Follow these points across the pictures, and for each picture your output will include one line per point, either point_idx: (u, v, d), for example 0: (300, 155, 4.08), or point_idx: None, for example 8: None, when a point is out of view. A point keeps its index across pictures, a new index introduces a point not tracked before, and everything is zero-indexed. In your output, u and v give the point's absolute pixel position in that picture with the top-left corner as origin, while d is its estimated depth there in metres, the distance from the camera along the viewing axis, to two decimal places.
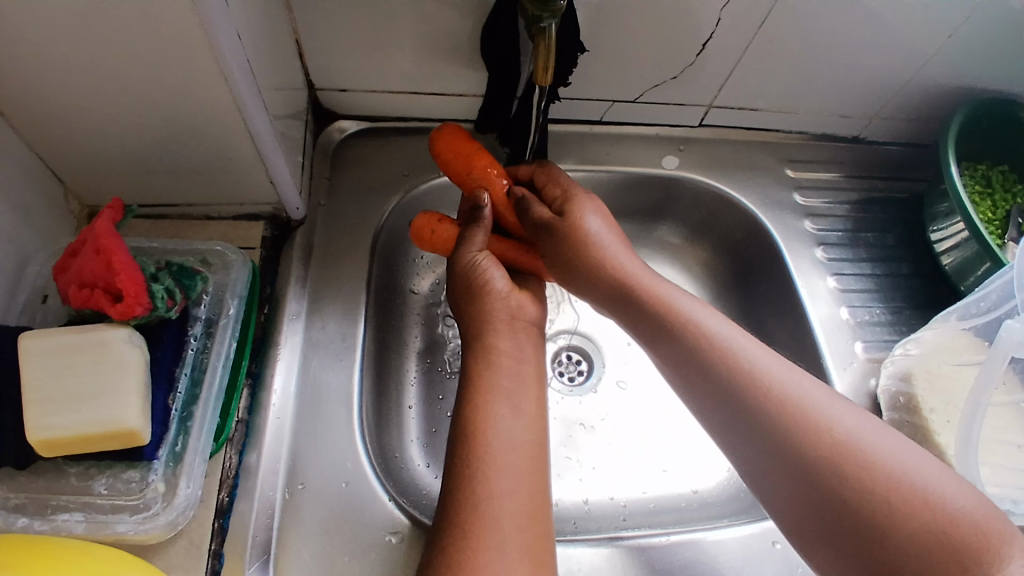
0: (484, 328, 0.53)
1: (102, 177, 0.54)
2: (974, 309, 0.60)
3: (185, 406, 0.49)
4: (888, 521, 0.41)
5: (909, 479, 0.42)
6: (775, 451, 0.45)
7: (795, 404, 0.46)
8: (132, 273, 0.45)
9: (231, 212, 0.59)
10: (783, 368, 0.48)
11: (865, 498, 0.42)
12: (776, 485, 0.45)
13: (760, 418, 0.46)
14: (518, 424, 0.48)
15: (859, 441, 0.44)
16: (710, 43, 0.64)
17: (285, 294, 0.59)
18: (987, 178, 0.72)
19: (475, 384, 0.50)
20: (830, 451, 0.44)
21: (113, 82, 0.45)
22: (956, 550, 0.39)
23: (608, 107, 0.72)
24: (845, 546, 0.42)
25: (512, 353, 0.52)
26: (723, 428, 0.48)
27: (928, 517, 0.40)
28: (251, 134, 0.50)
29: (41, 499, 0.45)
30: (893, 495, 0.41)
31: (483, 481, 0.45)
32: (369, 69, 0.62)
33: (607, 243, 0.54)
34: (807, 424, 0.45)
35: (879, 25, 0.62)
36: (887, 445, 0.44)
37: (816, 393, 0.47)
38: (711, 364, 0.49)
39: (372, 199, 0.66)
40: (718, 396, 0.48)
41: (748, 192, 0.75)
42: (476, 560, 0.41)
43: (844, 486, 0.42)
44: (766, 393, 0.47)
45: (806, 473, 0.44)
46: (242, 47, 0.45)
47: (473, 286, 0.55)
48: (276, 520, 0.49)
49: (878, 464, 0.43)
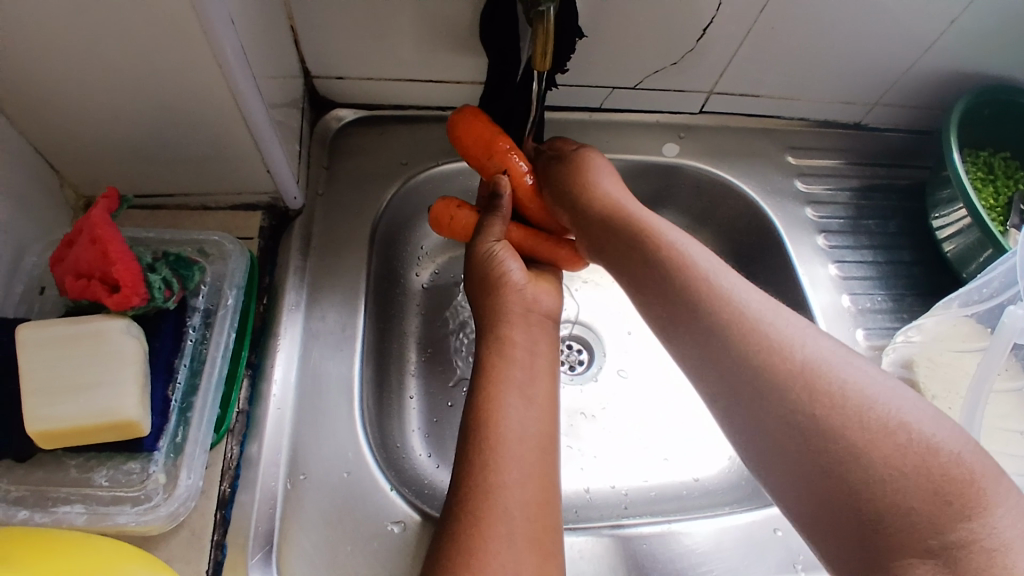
0: (500, 320, 0.53)
1: (99, 168, 0.54)
2: (976, 296, 0.60)
3: (185, 397, 0.48)
4: (867, 453, 0.39)
5: (886, 411, 0.41)
6: (754, 384, 0.44)
7: (772, 335, 0.45)
8: (129, 263, 0.44)
9: (228, 201, 0.59)
10: (759, 300, 0.48)
11: (840, 426, 0.41)
12: (743, 409, 0.45)
13: (733, 349, 0.46)
14: (529, 416, 0.48)
15: (834, 367, 0.43)
16: (711, 28, 0.63)
17: (283, 284, 0.58)
18: (989, 164, 0.71)
19: (488, 379, 0.49)
20: (804, 378, 0.43)
21: (107, 71, 0.44)
22: (935, 486, 0.38)
23: (608, 94, 0.71)
24: (815, 476, 0.41)
25: (526, 345, 0.52)
26: (696, 363, 0.48)
27: (905, 448, 0.39)
28: (247, 122, 0.50)
29: (42, 491, 0.45)
30: (868, 424, 0.40)
31: (492, 470, 0.44)
32: (366, 56, 0.61)
33: (604, 178, 0.58)
34: (787, 356, 0.44)
35: (883, 9, 0.61)
36: (865, 375, 0.43)
37: (791, 324, 0.46)
38: (690, 297, 0.49)
39: (370, 188, 0.65)
40: (691, 328, 0.48)
41: (749, 179, 0.74)
42: (487, 550, 0.41)
43: (819, 415, 0.41)
44: (735, 320, 0.46)
45: (779, 402, 0.43)
46: (237, 34, 0.44)
47: (490, 276, 0.55)
48: (278, 511, 0.49)
49: (864, 403, 0.41)
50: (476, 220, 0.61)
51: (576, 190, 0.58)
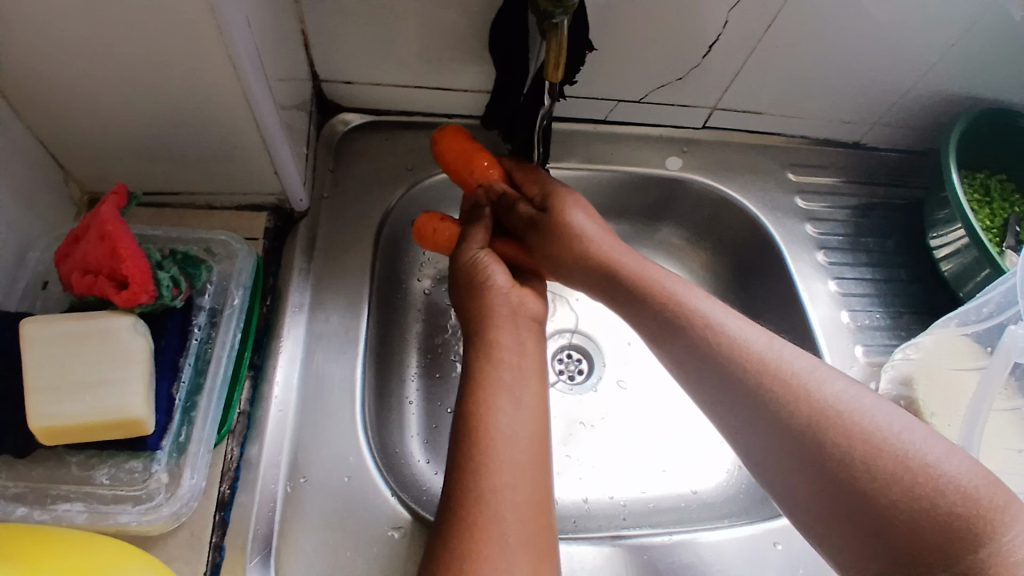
0: (486, 323, 0.53)
1: (106, 164, 0.54)
2: (974, 315, 0.60)
3: (189, 396, 0.48)
4: (880, 492, 0.41)
5: (896, 449, 0.42)
6: (767, 422, 0.46)
7: (781, 375, 0.47)
8: (139, 260, 0.44)
9: (233, 202, 0.59)
10: (762, 337, 0.49)
11: (852, 467, 0.42)
12: (759, 448, 0.46)
13: (747, 390, 0.47)
14: (517, 418, 0.48)
15: (844, 411, 0.44)
16: (717, 45, 0.64)
17: (287, 286, 0.58)
18: (985, 186, 0.73)
19: (477, 382, 0.49)
20: (814, 419, 0.44)
21: (120, 68, 0.44)
22: (944, 521, 0.39)
23: (613, 106, 0.72)
24: (835, 516, 0.42)
25: (513, 348, 0.52)
26: (710, 401, 0.49)
27: (913, 486, 0.40)
28: (258, 123, 0.50)
29: (41, 488, 0.44)
30: (878, 458, 0.42)
31: (483, 473, 0.44)
32: (375, 62, 0.62)
33: (592, 234, 0.56)
34: (796, 399, 0.45)
35: (885, 31, 0.62)
36: (874, 412, 0.44)
37: (800, 362, 0.47)
38: (695, 337, 0.50)
39: (375, 192, 0.65)
40: (699, 367, 0.50)
41: (751, 194, 0.75)
42: (481, 551, 0.41)
43: (834, 459, 0.43)
44: (746, 361, 0.48)
45: (793, 443, 0.44)
46: (251, 34, 0.44)
47: (475, 283, 0.56)
48: (278, 513, 0.49)
49: (872, 439, 0.43)
50: (459, 231, 0.61)
51: (561, 250, 0.57)
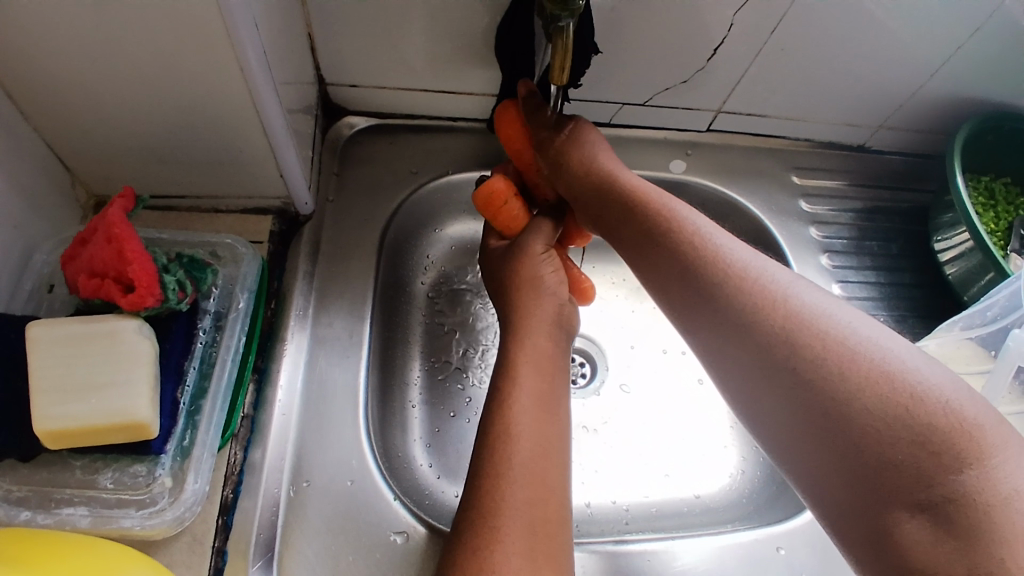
0: (529, 321, 0.55)
1: (112, 167, 0.54)
2: (979, 319, 0.60)
3: (193, 400, 0.48)
4: (852, 398, 0.39)
5: (873, 358, 0.40)
6: (739, 328, 0.45)
7: (759, 286, 0.46)
8: (145, 264, 0.44)
9: (239, 205, 0.59)
10: (746, 254, 0.49)
11: (825, 371, 0.41)
12: (730, 359, 0.46)
13: (723, 303, 0.47)
14: (540, 423, 0.48)
15: (821, 319, 0.43)
16: (722, 49, 0.64)
17: (291, 289, 0.58)
18: (990, 190, 0.72)
19: (506, 385, 0.50)
20: (789, 326, 0.44)
21: (128, 72, 0.45)
22: (923, 434, 0.37)
23: (617, 110, 0.72)
24: (805, 423, 0.41)
25: (543, 347, 0.53)
26: (688, 316, 0.49)
27: (891, 395, 0.39)
28: (264, 126, 0.50)
29: (44, 493, 0.44)
30: (855, 367, 0.40)
31: (502, 479, 0.44)
32: (381, 66, 0.62)
33: (599, 150, 0.58)
34: (772, 308, 0.45)
35: (891, 33, 0.62)
36: (855, 323, 0.43)
37: (781, 277, 0.47)
38: (679, 258, 0.50)
39: (379, 196, 0.65)
40: (681, 284, 0.49)
41: (754, 198, 0.75)
42: (500, 560, 0.41)
43: (807, 368, 0.42)
44: (724, 274, 0.47)
45: (766, 353, 0.44)
46: (260, 38, 0.44)
47: (531, 275, 0.57)
48: (281, 517, 0.49)
49: (849, 348, 0.41)
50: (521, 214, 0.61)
51: (570, 160, 0.58)
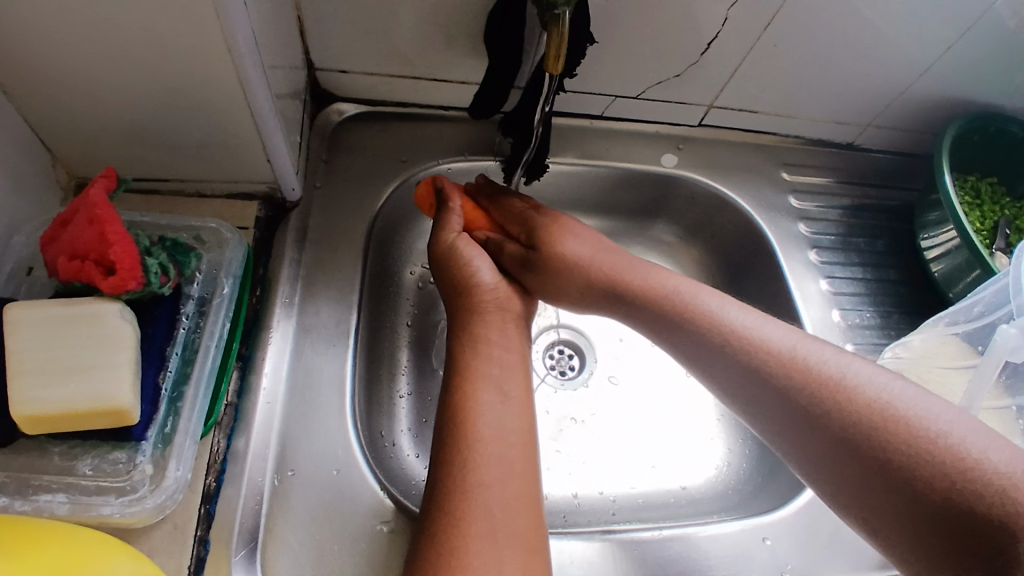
0: (475, 317, 0.55)
1: (94, 148, 0.52)
2: (965, 315, 0.61)
3: (175, 385, 0.47)
4: (896, 471, 0.41)
5: (920, 430, 0.42)
6: (771, 393, 0.48)
7: (795, 361, 0.48)
8: (128, 245, 0.43)
9: (225, 190, 0.58)
10: (758, 320, 0.52)
11: (871, 441, 0.43)
12: (763, 416, 0.49)
13: (765, 376, 0.49)
14: (501, 405, 0.48)
15: (857, 386, 0.45)
16: (716, 43, 0.63)
17: (278, 275, 0.57)
18: (976, 189, 0.73)
19: (461, 371, 0.50)
20: (826, 393, 0.46)
21: (111, 50, 0.43)
22: (979, 504, 0.38)
23: (609, 102, 0.72)
24: (854, 491, 0.43)
25: (500, 342, 0.53)
26: (729, 388, 0.51)
27: (942, 467, 0.40)
28: (251, 109, 0.49)
29: (22, 478, 0.43)
30: (904, 438, 0.42)
31: (461, 463, 0.44)
32: (372, 52, 0.61)
33: (586, 254, 0.59)
34: (806, 373, 0.47)
35: (884, 32, 0.62)
36: (891, 390, 0.45)
37: (818, 348, 0.49)
38: (713, 334, 0.52)
39: (368, 184, 0.65)
40: (720, 359, 0.51)
41: (744, 192, 0.75)
42: (468, 547, 0.40)
43: (850, 441, 0.44)
44: (762, 349, 0.50)
45: (809, 424, 0.46)
46: (249, 20, 0.43)
47: (461, 282, 0.57)
48: (265, 506, 0.48)
49: (893, 418, 0.43)
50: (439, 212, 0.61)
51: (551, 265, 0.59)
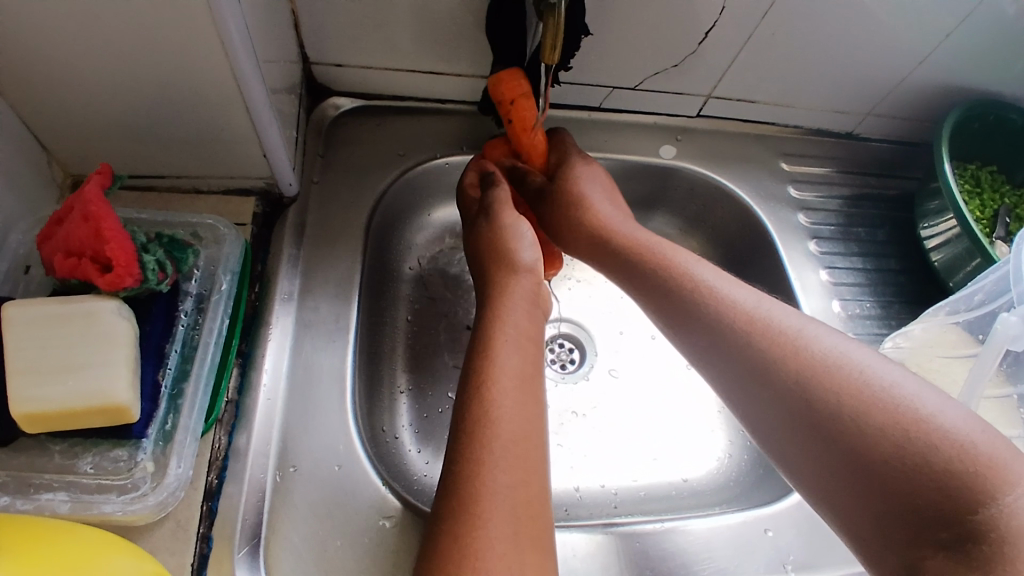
0: (503, 300, 0.55)
1: (88, 145, 0.52)
2: (966, 304, 0.61)
3: (175, 382, 0.47)
4: (857, 437, 0.42)
5: (888, 404, 0.42)
6: (747, 363, 0.49)
7: (775, 333, 0.49)
8: (123, 242, 0.43)
9: (221, 185, 0.57)
10: (741, 292, 0.53)
11: (835, 412, 0.43)
12: (737, 387, 0.50)
13: (740, 351, 0.50)
14: (518, 402, 0.47)
15: (831, 359, 0.46)
16: (713, 32, 0.63)
17: (276, 272, 0.57)
18: (976, 178, 0.73)
19: (480, 370, 0.49)
20: (799, 364, 0.46)
21: (103, 46, 0.43)
22: (938, 476, 0.38)
23: (607, 94, 0.71)
24: (818, 462, 0.43)
25: (518, 326, 0.53)
26: (709, 364, 0.52)
27: (904, 441, 0.40)
28: (246, 103, 0.48)
29: (24, 477, 0.43)
30: (869, 411, 0.42)
31: (482, 466, 0.43)
32: (367, 45, 0.60)
33: (614, 223, 0.61)
34: (782, 344, 0.48)
35: (883, 18, 0.62)
36: (866, 363, 0.45)
37: (791, 321, 0.49)
38: (688, 303, 0.53)
39: (365, 178, 0.64)
40: (695, 331, 0.53)
41: (743, 184, 0.75)
42: (485, 547, 0.40)
43: (815, 410, 0.44)
44: (737, 324, 0.51)
45: (780, 395, 0.46)
46: (241, 13, 0.43)
47: (501, 258, 0.58)
48: (267, 503, 0.48)
49: (862, 390, 0.43)
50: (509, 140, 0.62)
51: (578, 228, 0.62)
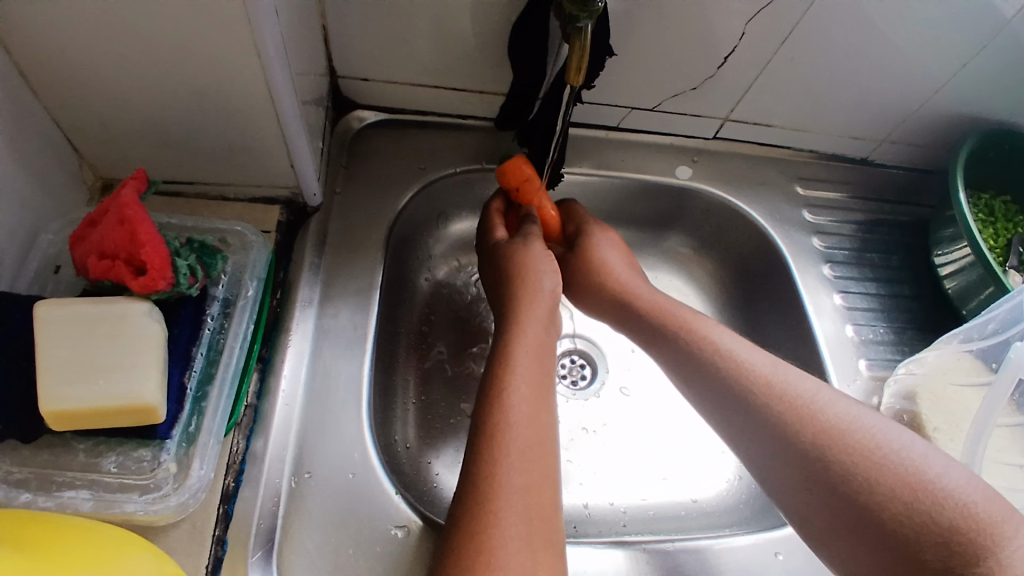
0: (522, 310, 0.55)
1: (120, 150, 0.53)
2: (979, 332, 0.60)
3: (200, 385, 0.47)
4: (870, 496, 0.45)
5: (897, 466, 0.46)
6: (757, 420, 0.51)
7: (784, 394, 0.51)
8: (158, 245, 0.43)
9: (248, 194, 0.58)
10: (744, 346, 0.55)
11: (846, 473, 0.46)
12: (747, 438, 0.52)
13: (759, 413, 0.51)
14: (535, 407, 0.48)
15: (840, 424, 0.49)
16: (733, 57, 0.64)
17: (298, 280, 0.58)
18: (990, 207, 0.74)
19: (498, 375, 0.50)
20: (809, 425, 0.49)
21: (143, 54, 0.44)
22: (945, 535, 0.42)
23: (626, 113, 0.72)
24: (832, 521, 0.46)
25: (533, 337, 0.54)
26: (725, 422, 0.54)
27: (913, 500, 0.44)
28: (277, 114, 0.49)
29: (46, 475, 0.43)
30: (880, 475, 0.45)
31: (499, 467, 0.44)
32: (394, 60, 0.62)
33: (639, 283, 0.62)
34: (791, 404, 0.51)
35: (900, 48, 0.63)
36: (874, 427, 0.48)
37: (805, 387, 0.51)
38: (704, 365, 0.55)
39: (387, 190, 0.65)
40: (711, 389, 0.54)
41: (758, 206, 0.75)
42: (495, 542, 0.40)
43: (832, 472, 0.47)
44: (754, 386, 0.52)
45: (791, 453, 0.49)
46: (278, 26, 0.44)
47: (520, 271, 0.58)
48: (282, 508, 0.48)
49: (870, 454, 0.47)
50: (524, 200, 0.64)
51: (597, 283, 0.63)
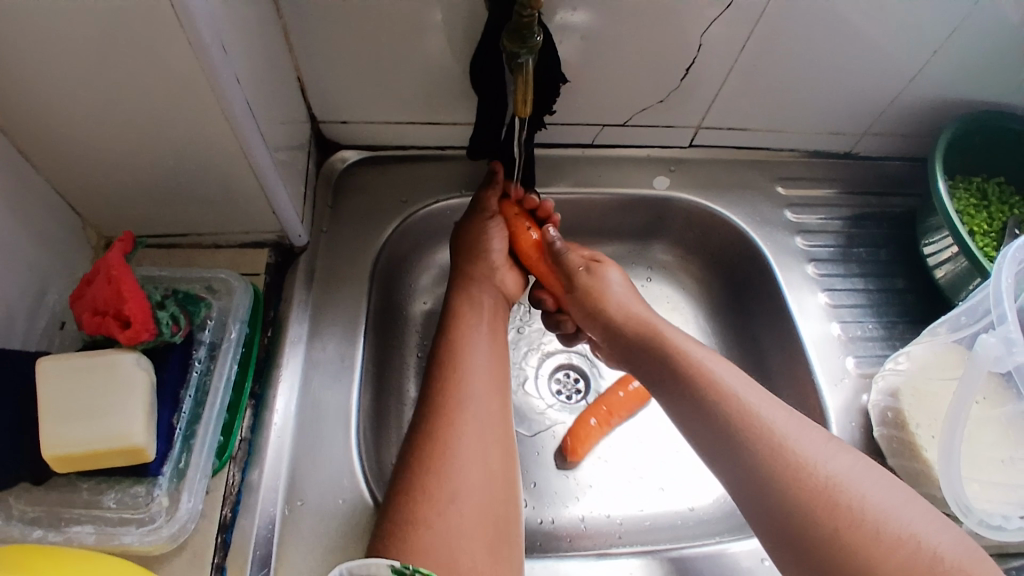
0: (468, 284, 0.66)
1: (117, 211, 0.58)
2: (963, 321, 0.59)
3: (189, 424, 0.51)
4: (873, 550, 0.46)
5: (894, 523, 0.47)
6: (750, 468, 0.52)
7: (778, 442, 0.52)
8: (140, 300, 0.48)
9: (237, 240, 0.63)
10: (741, 381, 0.56)
11: (847, 528, 0.47)
12: (739, 481, 0.53)
13: (759, 465, 0.52)
14: (486, 394, 0.57)
15: (844, 483, 0.50)
16: (695, 67, 0.66)
17: (287, 317, 0.61)
18: (983, 190, 0.73)
19: (450, 355, 0.59)
20: (811, 481, 0.50)
21: (125, 125, 0.49)
22: None
23: (598, 131, 0.74)
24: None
25: (478, 319, 0.63)
26: (725, 468, 0.54)
27: (914, 552, 0.46)
28: (254, 169, 0.54)
29: (56, 512, 0.48)
30: (882, 534, 0.47)
31: (448, 444, 0.53)
32: (368, 101, 0.65)
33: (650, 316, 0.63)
34: (786, 454, 0.51)
35: (861, 44, 0.64)
36: (873, 487, 0.50)
37: (804, 439, 0.52)
38: (701, 396, 0.56)
39: (372, 224, 0.69)
40: (709, 436, 0.55)
41: (738, 210, 0.76)
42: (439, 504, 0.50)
43: (835, 524, 0.48)
44: (760, 439, 0.53)
45: (789, 503, 0.50)
46: (243, 91, 0.48)
47: (477, 251, 0.67)
48: (276, 535, 0.52)
49: (871, 509, 0.48)
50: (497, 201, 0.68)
51: (605, 310, 0.64)
